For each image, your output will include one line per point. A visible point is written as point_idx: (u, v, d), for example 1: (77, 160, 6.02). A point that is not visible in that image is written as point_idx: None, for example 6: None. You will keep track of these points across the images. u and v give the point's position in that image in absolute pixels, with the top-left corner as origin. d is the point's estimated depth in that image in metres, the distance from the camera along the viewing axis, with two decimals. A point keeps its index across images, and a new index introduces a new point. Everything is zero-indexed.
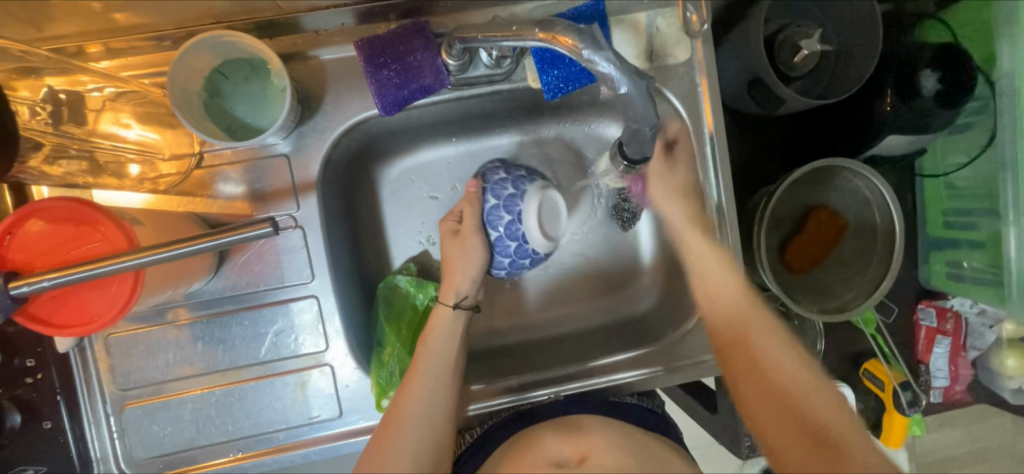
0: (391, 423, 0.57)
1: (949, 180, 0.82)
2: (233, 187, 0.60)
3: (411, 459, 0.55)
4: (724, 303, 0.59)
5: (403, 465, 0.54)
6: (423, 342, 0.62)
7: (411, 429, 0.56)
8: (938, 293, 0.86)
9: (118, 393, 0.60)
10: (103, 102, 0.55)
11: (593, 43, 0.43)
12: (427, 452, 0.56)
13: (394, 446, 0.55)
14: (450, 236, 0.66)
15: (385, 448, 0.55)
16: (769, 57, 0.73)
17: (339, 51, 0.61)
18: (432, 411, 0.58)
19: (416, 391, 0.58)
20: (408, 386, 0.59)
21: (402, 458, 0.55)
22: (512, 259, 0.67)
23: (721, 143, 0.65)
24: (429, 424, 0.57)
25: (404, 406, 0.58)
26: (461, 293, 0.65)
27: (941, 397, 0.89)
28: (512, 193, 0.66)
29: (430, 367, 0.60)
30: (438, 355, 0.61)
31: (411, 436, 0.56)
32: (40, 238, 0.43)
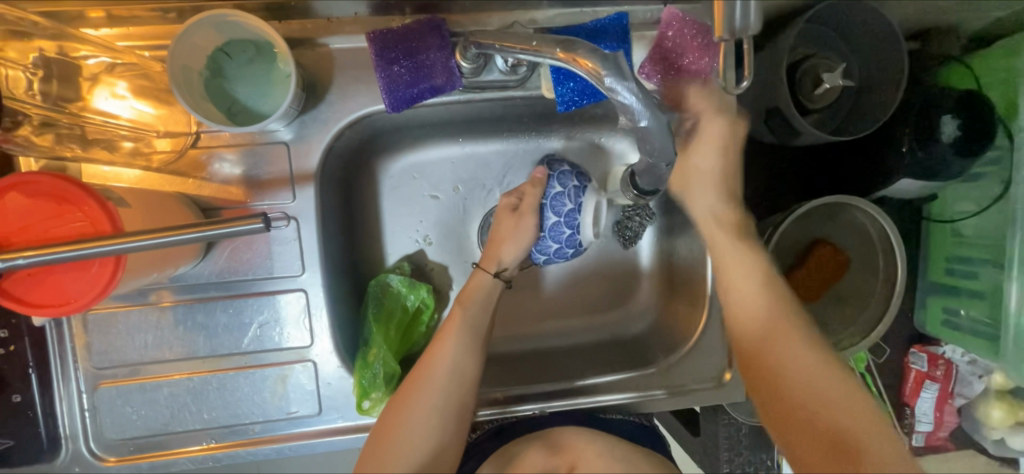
0: (419, 374, 0.59)
1: (956, 228, 0.80)
2: (228, 170, 0.58)
3: (438, 411, 0.58)
4: (751, 309, 0.57)
5: (431, 415, 0.58)
6: (461, 303, 0.63)
7: (439, 384, 0.58)
8: (932, 339, 0.85)
9: (92, 371, 0.59)
10: (100, 70, 0.53)
11: (616, 71, 0.40)
12: (452, 406, 0.59)
13: (421, 397, 0.58)
14: (507, 212, 0.65)
15: (411, 399, 0.58)
16: (789, 87, 0.71)
17: (350, 40, 0.59)
18: (460, 369, 0.59)
19: (447, 348, 0.60)
20: (440, 343, 0.61)
21: (426, 411, 0.58)
22: (562, 247, 0.67)
23: (733, 172, 0.63)
24: (456, 381, 0.59)
25: (434, 362, 0.59)
26: (502, 264, 0.66)
27: (923, 441, 0.88)
28: (578, 185, 0.66)
29: (461, 326, 0.61)
30: (469, 316, 0.62)
31: (438, 391, 0.58)
32: (20, 212, 0.42)
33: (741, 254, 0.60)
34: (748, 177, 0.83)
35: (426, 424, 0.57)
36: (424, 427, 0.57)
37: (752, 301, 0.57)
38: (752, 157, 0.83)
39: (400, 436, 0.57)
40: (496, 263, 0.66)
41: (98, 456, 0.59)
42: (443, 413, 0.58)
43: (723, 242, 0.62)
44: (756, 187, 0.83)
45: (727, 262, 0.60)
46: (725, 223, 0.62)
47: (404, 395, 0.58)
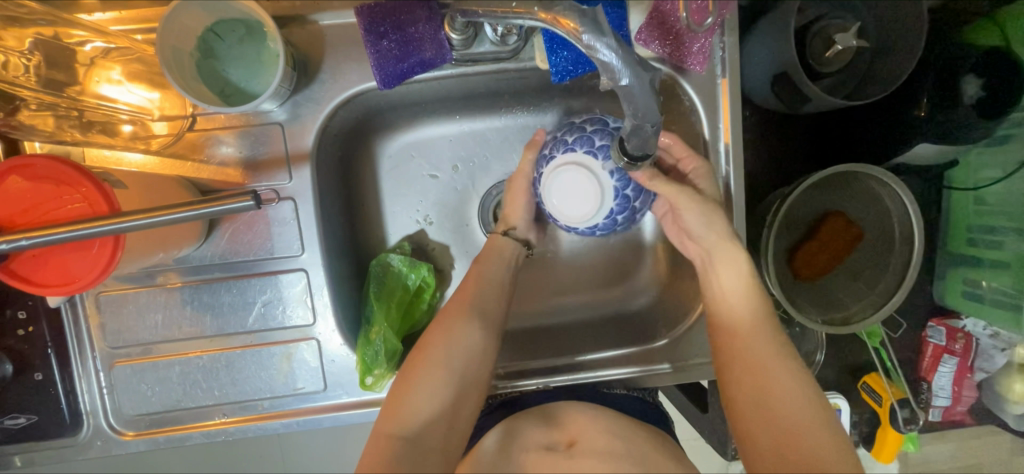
0: (439, 327, 0.59)
1: (979, 195, 0.77)
2: (226, 154, 0.59)
3: (460, 362, 0.57)
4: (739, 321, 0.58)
5: (451, 365, 0.56)
6: (479, 261, 0.65)
7: (460, 335, 0.58)
8: (951, 312, 0.82)
9: (107, 350, 0.61)
10: (97, 55, 0.54)
11: (595, 29, 0.40)
12: (474, 357, 0.58)
13: (440, 349, 0.57)
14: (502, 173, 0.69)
15: (429, 350, 0.57)
16: (798, 51, 0.68)
17: (340, 16, 0.58)
18: (483, 321, 0.60)
19: (468, 301, 0.61)
20: (460, 298, 0.61)
21: (445, 361, 0.56)
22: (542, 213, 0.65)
23: (738, 140, 0.61)
24: (478, 327, 0.59)
25: (454, 315, 0.59)
26: (511, 224, 0.68)
27: (940, 415, 0.85)
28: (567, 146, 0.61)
29: (481, 282, 0.63)
30: (486, 275, 0.63)
31: (459, 340, 0.58)
32: (20, 195, 0.43)
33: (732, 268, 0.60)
34: (758, 147, 0.80)
35: (446, 368, 0.56)
36: (442, 377, 0.56)
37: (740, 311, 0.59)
38: (760, 126, 0.79)
39: (417, 386, 0.55)
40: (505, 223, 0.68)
41: (117, 431, 0.62)
42: (464, 366, 0.57)
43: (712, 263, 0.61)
44: (764, 157, 0.80)
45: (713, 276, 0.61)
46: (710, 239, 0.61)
47: (421, 349, 0.58)
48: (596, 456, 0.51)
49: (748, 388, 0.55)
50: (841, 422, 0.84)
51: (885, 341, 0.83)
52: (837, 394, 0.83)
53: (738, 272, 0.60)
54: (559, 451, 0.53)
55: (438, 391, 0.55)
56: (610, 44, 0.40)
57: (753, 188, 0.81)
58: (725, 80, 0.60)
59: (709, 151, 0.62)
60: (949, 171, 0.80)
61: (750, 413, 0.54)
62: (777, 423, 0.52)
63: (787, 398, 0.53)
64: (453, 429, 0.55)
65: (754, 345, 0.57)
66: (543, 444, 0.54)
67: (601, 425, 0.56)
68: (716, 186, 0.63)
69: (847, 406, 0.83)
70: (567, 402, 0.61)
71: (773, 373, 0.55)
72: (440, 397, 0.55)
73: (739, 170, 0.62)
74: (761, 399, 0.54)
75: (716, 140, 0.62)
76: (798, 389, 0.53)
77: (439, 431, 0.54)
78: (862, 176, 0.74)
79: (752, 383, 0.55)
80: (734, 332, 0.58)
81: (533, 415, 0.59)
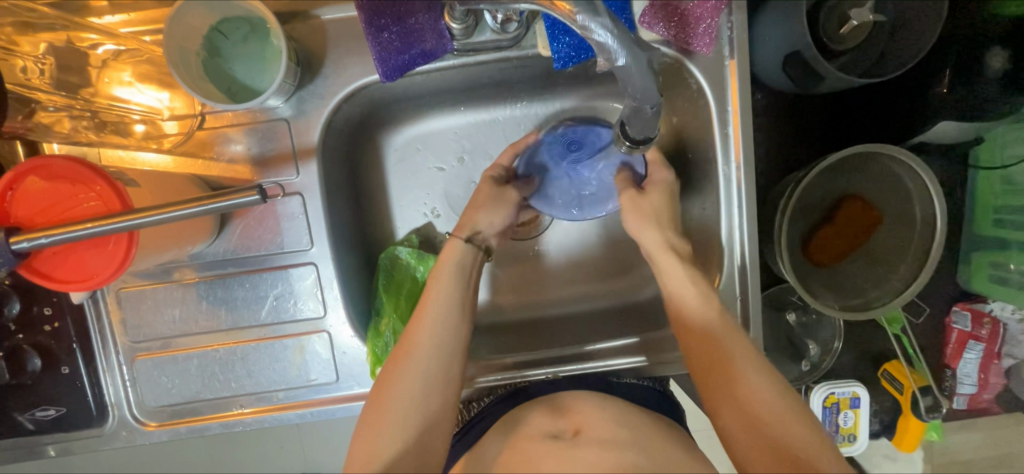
0: (402, 351, 0.56)
1: (1008, 174, 0.73)
2: (235, 151, 0.60)
3: (422, 388, 0.54)
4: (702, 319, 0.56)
5: (409, 406, 0.53)
6: (437, 278, 0.61)
7: (417, 374, 0.54)
8: (977, 296, 0.80)
9: (130, 344, 0.63)
10: (108, 58, 0.55)
11: (589, 9, 0.39)
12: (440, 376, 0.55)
13: (400, 374, 0.54)
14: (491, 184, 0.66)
15: (391, 382, 0.54)
16: (811, 30, 0.65)
17: (341, 10, 0.58)
18: (443, 343, 0.57)
19: (428, 318, 0.58)
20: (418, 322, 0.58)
21: (408, 390, 0.53)
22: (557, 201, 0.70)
23: (747, 122, 0.59)
24: (442, 350, 0.56)
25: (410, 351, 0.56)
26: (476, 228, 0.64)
27: (965, 403, 0.83)
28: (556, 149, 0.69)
29: (442, 302, 0.59)
30: (445, 292, 0.59)
31: (423, 360, 0.55)
32: (39, 196, 0.44)
33: (687, 283, 0.58)
34: (770, 130, 0.78)
35: (410, 399, 0.53)
36: (407, 405, 0.53)
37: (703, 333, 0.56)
38: (773, 109, 0.77)
39: (383, 421, 0.52)
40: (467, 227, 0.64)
41: (141, 422, 0.64)
42: (426, 394, 0.54)
43: (671, 279, 0.59)
44: (778, 141, 0.78)
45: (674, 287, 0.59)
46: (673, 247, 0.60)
47: (384, 379, 0.55)
48: (603, 443, 0.51)
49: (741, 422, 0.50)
50: (862, 410, 0.83)
51: (906, 327, 0.81)
52: (856, 383, 0.82)
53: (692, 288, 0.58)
54: (566, 438, 0.53)
55: (405, 421, 0.52)
56: (606, 23, 0.39)
57: (765, 173, 0.79)
58: (734, 61, 0.59)
59: (719, 134, 0.60)
60: (976, 150, 0.76)
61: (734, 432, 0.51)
62: (765, 440, 0.49)
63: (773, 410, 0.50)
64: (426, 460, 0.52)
65: (722, 352, 0.54)
66: (550, 432, 0.54)
67: (608, 415, 0.55)
68: (725, 171, 0.61)
69: (866, 394, 0.82)
70: (576, 391, 0.61)
71: (752, 389, 0.51)
72: (406, 428, 0.52)
73: (749, 154, 0.60)
74: (743, 418, 0.50)
75: (725, 122, 0.60)
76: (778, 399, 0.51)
77: (414, 465, 0.51)
78: (881, 157, 0.70)
79: (731, 400, 0.51)
80: (701, 354, 0.55)
81: (540, 404, 0.59)
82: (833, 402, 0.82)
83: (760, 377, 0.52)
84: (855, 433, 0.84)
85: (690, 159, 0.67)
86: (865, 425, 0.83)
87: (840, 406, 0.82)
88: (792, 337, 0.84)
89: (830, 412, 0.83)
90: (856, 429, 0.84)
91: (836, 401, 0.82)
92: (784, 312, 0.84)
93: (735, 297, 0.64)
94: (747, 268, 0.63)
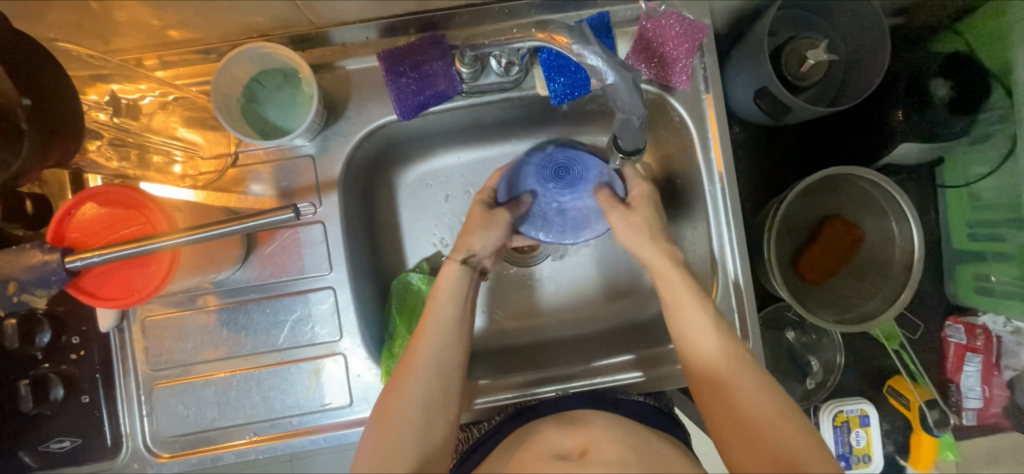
0: (406, 367, 0.58)
1: (972, 191, 0.78)
2: (263, 185, 0.65)
3: (422, 410, 0.56)
4: (693, 339, 0.59)
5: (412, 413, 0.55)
6: (434, 299, 0.62)
7: (420, 381, 0.57)
8: (968, 308, 0.82)
9: (150, 372, 0.65)
10: (156, 107, 0.63)
11: (582, 40, 0.48)
12: (439, 394, 0.57)
13: (405, 388, 0.56)
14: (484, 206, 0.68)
15: (394, 396, 0.56)
16: (775, 68, 0.74)
17: (364, 62, 0.67)
18: (441, 361, 0.59)
19: (427, 342, 0.59)
20: (421, 331, 0.60)
21: (406, 416, 0.55)
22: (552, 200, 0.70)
23: (726, 147, 0.66)
24: (439, 365, 0.58)
25: (414, 359, 0.58)
26: (472, 250, 0.65)
27: (974, 419, 0.81)
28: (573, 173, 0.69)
29: (442, 320, 0.61)
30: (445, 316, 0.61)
31: (419, 383, 0.57)
32: (92, 220, 0.49)
33: (702, 315, 0.60)
34: (750, 158, 0.85)
35: (411, 415, 0.55)
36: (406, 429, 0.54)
37: (713, 352, 0.58)
38: (751, 140, 0.85)
39: (394, 422, 0.54)
40: (465, 249, 0.65)
41: (154, 453, 0.65)
42: (425, 420, 0.55)
43: (669, 275, 0.62)
44: (757, 169, 0.85)
45: (679, 309, 0.61)
46: (669, 256, 0.63)
47: (394, 383, 0.57)
48: (608, 465, 0.51)
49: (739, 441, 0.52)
50: (872, 429, 0.83)
51: (904, 343, 0.84)
52: (862, 400, 0.83)
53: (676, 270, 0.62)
54: (572, 460, 0.52)
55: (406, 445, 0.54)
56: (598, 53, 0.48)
57: (749, 198, 0.85)
58: (710, 95, 0.66)
59: (702, 159, 0.67)
60: (940, 169, 0.83)
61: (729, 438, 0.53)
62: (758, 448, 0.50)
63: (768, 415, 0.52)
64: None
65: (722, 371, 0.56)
66: (557, 452, 0.54)
67: (615, 435, 0.56)
68: (711, 190, 0.67)
69: (874, 412, 0.83)
70: (585, 408, 0.62)
71: (745, 398, 0.54)
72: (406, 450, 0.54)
73: (731, 175, 0.66)
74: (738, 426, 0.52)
75: (707, 148, 0.67)
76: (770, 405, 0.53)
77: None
78: (854, 179, 0.77)
79: (730, 411, 0.54)
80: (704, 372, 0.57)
81: (551, 420, 0.60)
82: (843, 421, 0.82)
83: (755, 387, 0.54)
84: (869, 453, 0.84)
85: (679, 184, 0.73)
86: (877, 445, 0.83)
87: (850, 425, 0.82)
88: (794, 355, 0.86)
89: (841, 431, 0.83)
90: (869, 449, 0.83)
91: (845, 419, 0.82)
92: (783, 331, 0.86)
93: (733, 311, 0.67)
94: (742, 284, 0.67)
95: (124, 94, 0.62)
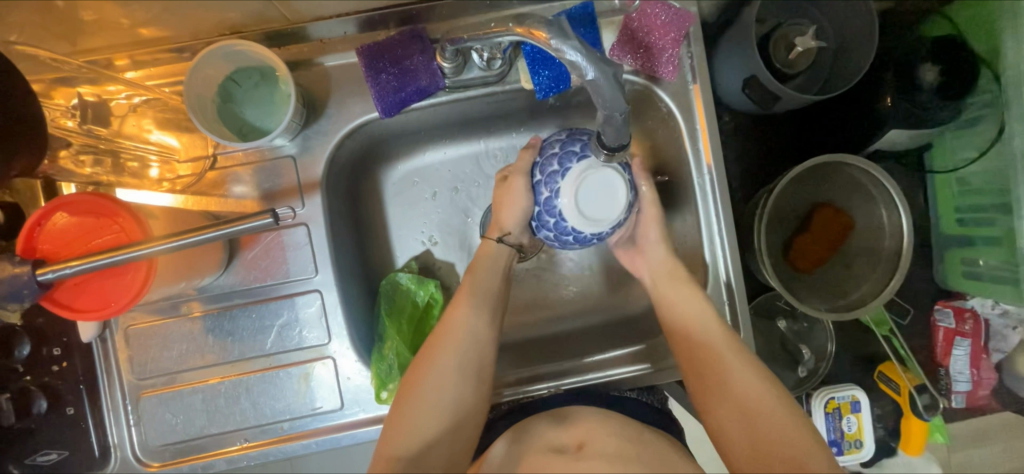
0: (438, 339, 0.60)
1: (960, 176, 0.79)
2: (244, 186, 0.64)
3: (455, 385, 0.58)
4: (696, 326, 0.60)
5: (443, 384, 0.57)
6: (472, 272, 0.66)
7: (454, 355, 0.59)
8: (957, 293, 0.82)
9: (135, 382, 0.64)
10: (127, 109, 0.61)
11: (560, 34, 0.45)
12: (472, 364, 0.59)
13: (438, 359, 0.59)
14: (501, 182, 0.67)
15: (427, 366, 0.59)
16: (763, 56, 0.73)
17: (342, 58, 0.64)
18: (478, 332, 0.61)
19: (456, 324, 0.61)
20: (456, 304, 0.63)
21: (438, 393, 0.57)
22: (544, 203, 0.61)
23: (715, 137, 0.65)
24: (474, 338, 0.60)
25: (449, 333, 0.60)
26: (505, 229, 0.66)
27: (964, 402, 0.82)
28: (552, 171, 0.60)
29: (474, 297, 0.63)
30: (473, 296, 0.63)
31: (452, 358, 0.59)
32: (64, 230, 0.48)
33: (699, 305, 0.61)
34: (740, 148, 0.85)
35: (441, 389, 0.57)
36: (437, 403, 0.56)
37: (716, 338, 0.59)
38: (740, 129, 0.84)
39: (424, 392, 0.57)
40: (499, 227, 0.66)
41: (143, 462, 0.64)
42: (459, 393, 0.58)
43: (662, 280, 0.65)
44: (747, 158, 0.85)
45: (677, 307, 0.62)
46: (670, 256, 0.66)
47: (424, 356, 0.60)
48: (605, 458, 0.50)
49: (741, 429, 0.53)
50: (863, 414, 0.83)
51: (894, 329, 0.85)
52: (854, 386, 0.83)
53: (678, 273, 0.64)
54: (569, 453, 0.52)
55: (434, 419, 0.56)
56: (614, 221, 0.59)
57: (739, 187, 0.85)
58: (697, 85, 0.65)
59: (691, 151, 0.66)
60: (929, 154, 0.82)
61: (718, 409, 0.55)
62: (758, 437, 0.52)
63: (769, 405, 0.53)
64: (455, 453, 0.56)
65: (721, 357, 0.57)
66: (553, 446, 0.54)
67: (610, 429, 0.55)
68: (700, 182, 0.66)
69: (866, 398, 0.83)
70: (579, 404, 0.62)
71: (744, 387, 0.55)
72: (435, 425, 0.56)
73: (721, 165, 0.65)
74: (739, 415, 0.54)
75: (696, 140, 0.66)
76: (767, 398, 0.54)
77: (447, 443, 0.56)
78: (844, 166, 0.77)
79: (723, 391, 0.56)
80: (702, 344, 0.58)
81: (544, 417, 0.60)
82: (834, 407, 0.83)
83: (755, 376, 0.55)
84: (860, 438, 0.84)
85: (668, 177, 0.72)
86: (869, 430, 0.84)
87: (841, 411, 0.83)
88: (787, 345, 0.86)
89: (833, 417, 0.84)
90: (860, 434, 0.84)
91: (836, 405, 0.83)
92: (775, 320, 0.86)
93: (723, 303, 0.67)
94: (732, 275, 0.66)
95: (91, 96, 0.60)
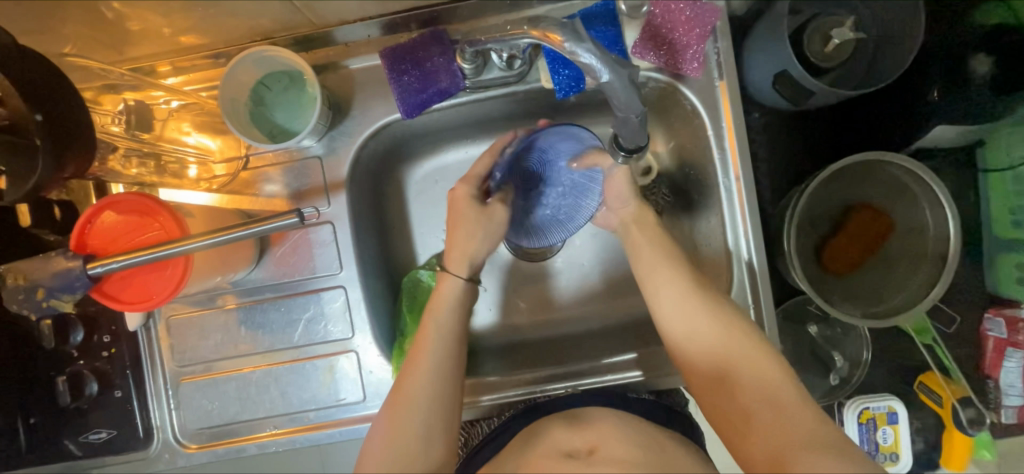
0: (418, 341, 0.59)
1: (1018, 174, 0.72)
2: (275, 185, 0.67)
3: (435, 384, 0.56)
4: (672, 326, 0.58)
5: (424, 383, 0.56)
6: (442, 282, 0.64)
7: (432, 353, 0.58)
8: (1013, 301, 0.74)
9: (176, 369, 0.68)
10: (168, 113, 0.65)
11: (574, 36, 0.45)
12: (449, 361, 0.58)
13: (417, 358, 0.58)
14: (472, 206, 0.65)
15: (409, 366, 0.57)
16: (796, 50, 0.70)
17: (367, 60, 0.66)
18: (451, 328, 0.60)
19: (434, 324, 0.60)
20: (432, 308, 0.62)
21: (421, 394, 0.55)
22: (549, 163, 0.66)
23: (741, 136, 0.63)
24: (449, 337, 0.60)
25: (425, 334, 0.59)
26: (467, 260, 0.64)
27: (1014, 417, 0.75)
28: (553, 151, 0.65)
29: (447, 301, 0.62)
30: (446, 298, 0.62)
31: (430, 356, 0.58)
32: (111, 227, 0.51)
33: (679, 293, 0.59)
34: (771, 145, 0.81)
35: (422, 388, 0.55)
36: (425, 401, 0.55)
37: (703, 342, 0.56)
38: (773, 126, 0.81)
39: (406, 390, 0.55)
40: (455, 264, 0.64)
41: (182, 444, 0.68)
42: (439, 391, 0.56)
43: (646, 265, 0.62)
44: (779, 157, 0.81)
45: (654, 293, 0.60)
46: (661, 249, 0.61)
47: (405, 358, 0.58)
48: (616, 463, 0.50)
49: (744, 430, 0.50)
50: (901, 427, 0.79)
51: (937, 337, 0.80)
52: (891, 396, 0.79)
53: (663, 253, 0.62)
54: (580, 458, 0.52)
55: (417, 416, 0.54)
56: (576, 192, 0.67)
57: (769, 187, 0.81)
58: (723, 82, 0.63)
59: (716, 149, 0.64)
60: (982, 151, 0.77)
61: (719, 408, 0.53)
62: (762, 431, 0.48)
63: (772, 397, 0.49)
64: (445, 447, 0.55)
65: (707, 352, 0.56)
66: (565, 450, 0.54)
67: (625, 433, 0.55)
68: (726, 183, 0.64)
69: (904, 409, 0.79)
70: (593, 406, 0.61)
71: (745, 386, 0.51)
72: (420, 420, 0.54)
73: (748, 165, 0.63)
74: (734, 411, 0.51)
75: (721, 139, 0.64)
76: (771, 390, 0.50)
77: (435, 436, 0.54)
78: (883, 165, 0.73)
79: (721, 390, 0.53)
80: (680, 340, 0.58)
81: (558, 418, 0.60)
82: (868, 418, 0.80)
83: (756, 370, 0.52)
84: (897, 451, 0.80)
85: (691, 175, 0.70)
86: (907, 443, 0.80)
87: (876, 422, 0.79)
88: (817, 351, 0.83)
89: (867, 428, 0.80)
90: (897, 447, 0.80)
91: (871, 416, 0.80)
92: (806, 324, 0.83)
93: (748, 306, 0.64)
94: (759, 278, 0.64)
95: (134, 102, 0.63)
